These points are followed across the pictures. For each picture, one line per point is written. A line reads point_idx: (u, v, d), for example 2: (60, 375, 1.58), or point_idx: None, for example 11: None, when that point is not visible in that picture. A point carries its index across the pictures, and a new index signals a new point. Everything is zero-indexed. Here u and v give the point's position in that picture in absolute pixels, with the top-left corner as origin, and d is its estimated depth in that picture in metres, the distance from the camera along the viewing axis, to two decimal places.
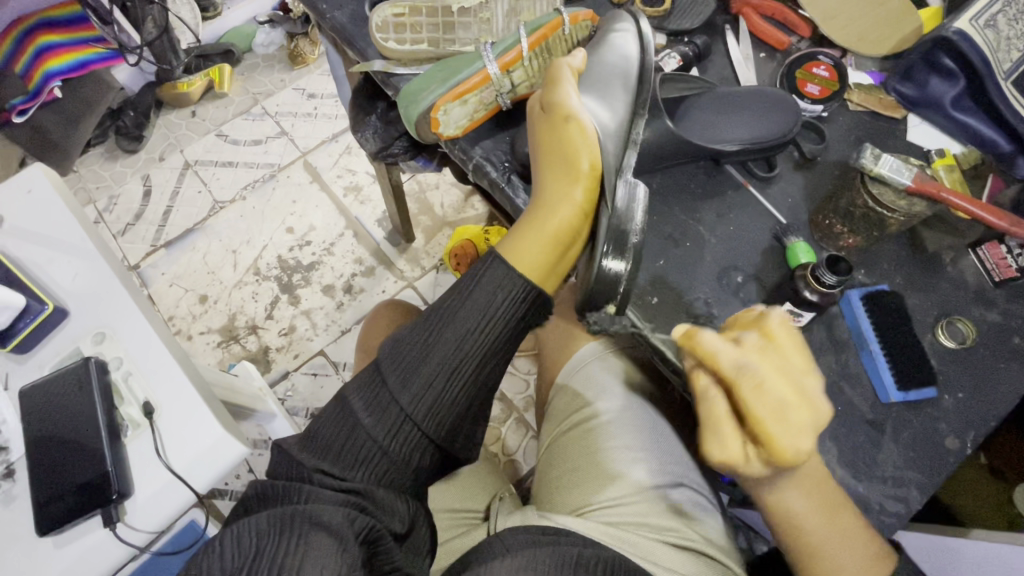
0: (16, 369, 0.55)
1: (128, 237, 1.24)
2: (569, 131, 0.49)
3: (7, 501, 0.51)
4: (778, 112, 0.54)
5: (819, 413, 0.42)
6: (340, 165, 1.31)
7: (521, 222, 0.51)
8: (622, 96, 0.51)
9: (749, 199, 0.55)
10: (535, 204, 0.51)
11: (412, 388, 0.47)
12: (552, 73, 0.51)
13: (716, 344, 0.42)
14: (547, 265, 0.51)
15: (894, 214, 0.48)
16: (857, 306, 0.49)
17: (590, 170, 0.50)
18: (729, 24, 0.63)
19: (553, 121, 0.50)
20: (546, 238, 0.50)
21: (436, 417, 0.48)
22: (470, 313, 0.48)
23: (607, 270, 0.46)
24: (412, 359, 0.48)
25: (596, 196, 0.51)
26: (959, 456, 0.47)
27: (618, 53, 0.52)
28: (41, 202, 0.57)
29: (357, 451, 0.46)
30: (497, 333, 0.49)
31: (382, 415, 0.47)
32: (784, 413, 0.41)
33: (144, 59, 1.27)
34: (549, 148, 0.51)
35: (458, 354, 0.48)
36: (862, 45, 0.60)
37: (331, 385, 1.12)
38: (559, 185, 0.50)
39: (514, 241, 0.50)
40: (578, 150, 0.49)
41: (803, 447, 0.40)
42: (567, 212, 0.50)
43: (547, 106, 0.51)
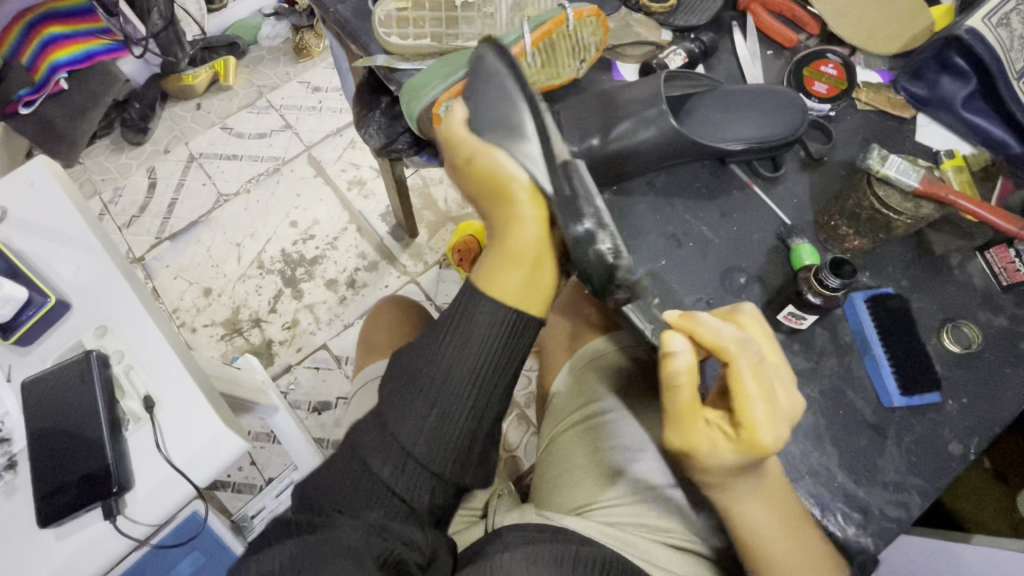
0: (18, 362, 0.55)
1: (133, 229, 1.25)
2: (488, 148, 0.46)
3: (10, 492, 0.51)
4: (784, 112, 0.53)
5: (794, 410, 0.42)
6: (344, 159, 1.31)
7: (486, 254, 0.48)
8: (519, 85, 0.46)
9: (754, 198, 0.54)
10: (493, 233, 0.48)
11: (409, 421, 0.44)
12: (446, 130, 0.49)
13: (719, 330, 0.42)
14: (529, 283, 0.46)
15: (901, 216, 0.47)
16: (861, 308, 0.49)
17: (520, 179, 0.45)
18: (737, 21, 0.62)
19: (468, 149, 0.47)
20: (510, 262, 0.46)
21: (446, 448, 0.44)
22: (460, 335, 0.45)
23: (602, 254, 0.43)
24: (402, 389, 0.45)
25: (542, 197, 0.46)
26: (962, 462, 0.46)
27: (489, 58, 0.48)
28: (44, 194, 0.57)
29: (363, 492, 0.43)
30: (496, 351, 0.45)
31: (385, 453, 0.44)
32: (774, 399, 0.41)
33: (150, 51, 1.28)
34: (481, 179, 0.48)
35: (456, 379, 0.44)
36: (873, 43, 0.59)
37: (334, 379, 1.13)
38: (505, 209, 0.47)
39: (483, 273, 0.47)
40: (505, 174, 0.45)
41: (781, 436, 0.41)
42: (525, 227, 0.46)
43: (459, 155, 0.48)
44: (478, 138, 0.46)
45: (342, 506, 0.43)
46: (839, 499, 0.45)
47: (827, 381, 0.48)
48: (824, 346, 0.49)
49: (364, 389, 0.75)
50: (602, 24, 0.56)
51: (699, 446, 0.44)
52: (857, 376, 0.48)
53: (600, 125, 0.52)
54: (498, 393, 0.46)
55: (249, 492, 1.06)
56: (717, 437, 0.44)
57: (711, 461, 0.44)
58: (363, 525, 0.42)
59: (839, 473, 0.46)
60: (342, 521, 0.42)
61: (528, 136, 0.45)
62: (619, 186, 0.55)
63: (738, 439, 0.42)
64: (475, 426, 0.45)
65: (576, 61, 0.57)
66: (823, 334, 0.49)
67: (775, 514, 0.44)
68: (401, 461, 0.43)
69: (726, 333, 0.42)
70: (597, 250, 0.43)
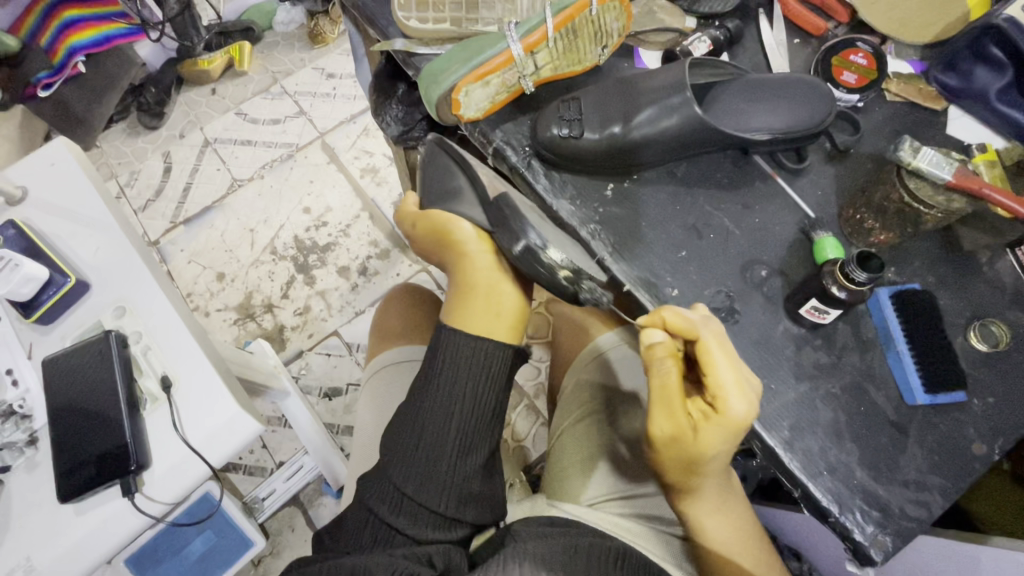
0: (39, 340, 0.56)
1: (148, 213, 1.26)
2: (433, 220, 0.57)
3: (31, 467, 0.52)
4: (811, 102, 0.52)
5: (757, 385, 0.44)
6: (357, 146, 1.30)
7: (451, 296, 0.58)
8: (452, 162, 0.58)
9: (777, 190, 0.53)
10: (453, 281, 0.58)
11: (417, 444, 0.53)
12: (404, 214, 0.63)
13: (686, 314, 0.44)
14: (484, 309, 0.55)
15: (931, 210, 0.47)
16: (886, 305, 0.48)
17: (463, 232, 0.56)
18: (764, 8, 0.61)
19: (422, 231, 0.60)
20: (468, 296, 0.55)
21: (447, 463, 0.53)
22: (447, 379, 0.53)
23: (549, 259, 0.48)
24: (405, 421, 0.54)
25: (483, 239, 0.56)
26: (985, 462, 0.46)
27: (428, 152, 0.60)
28: (64, 175, 0.58)
29: (392, 501, 0.53)
30: (482, 384, 0.54)
31: (402, 471, 0.53)
32: (739, 371, 0.43)
33: (166, 35, 1.30)
34: (436, 248, 0.59)
35: (447, 411, 0.53)
36: (905, 32, 0.58)
37: (345, 365, 1.13)
38: (459, 261, 0.57)
39: (450, 312, 0.56)
40: (447, 225, 0.56)
41: (753, 409, 0.43)
42: (475, 266, 0.56)
43: (417, 225, 0.60)
44: (425, 219, 0.58)
45: (386, 512, 0.52)
46: (859, 497, 0.44)
47: (849, 377, 0.47)
48: (846, 341, 0.48)
49: (376, 376, 0.75)
50: (625, 9, 0.54)
51: (681, 430, 0.45)
52: (880, 373, 0.47)
53: (622, 112, 0.51)
54: (483, 418, 0.54)
55: (261, 475, 1.08)
56: (698, 423, 0.45)
57: (696, 449, 0.45)
58: (400, 525, 0.52)
59: (859, 470, 0.45)
60: (390, 522, 0.52)
61: (464, 197, 0.56)
62: (640, 175, 0.54)
63: (716, 420, 0.43)
64: (467, 445, 0.54)
65: (598, 46, 0.56)
66: (846, 330, 0.48)
67: (718, 510, 0.52)
68: (423, 481, 0.52)
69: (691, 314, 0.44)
70: (542, 262, 0.48)
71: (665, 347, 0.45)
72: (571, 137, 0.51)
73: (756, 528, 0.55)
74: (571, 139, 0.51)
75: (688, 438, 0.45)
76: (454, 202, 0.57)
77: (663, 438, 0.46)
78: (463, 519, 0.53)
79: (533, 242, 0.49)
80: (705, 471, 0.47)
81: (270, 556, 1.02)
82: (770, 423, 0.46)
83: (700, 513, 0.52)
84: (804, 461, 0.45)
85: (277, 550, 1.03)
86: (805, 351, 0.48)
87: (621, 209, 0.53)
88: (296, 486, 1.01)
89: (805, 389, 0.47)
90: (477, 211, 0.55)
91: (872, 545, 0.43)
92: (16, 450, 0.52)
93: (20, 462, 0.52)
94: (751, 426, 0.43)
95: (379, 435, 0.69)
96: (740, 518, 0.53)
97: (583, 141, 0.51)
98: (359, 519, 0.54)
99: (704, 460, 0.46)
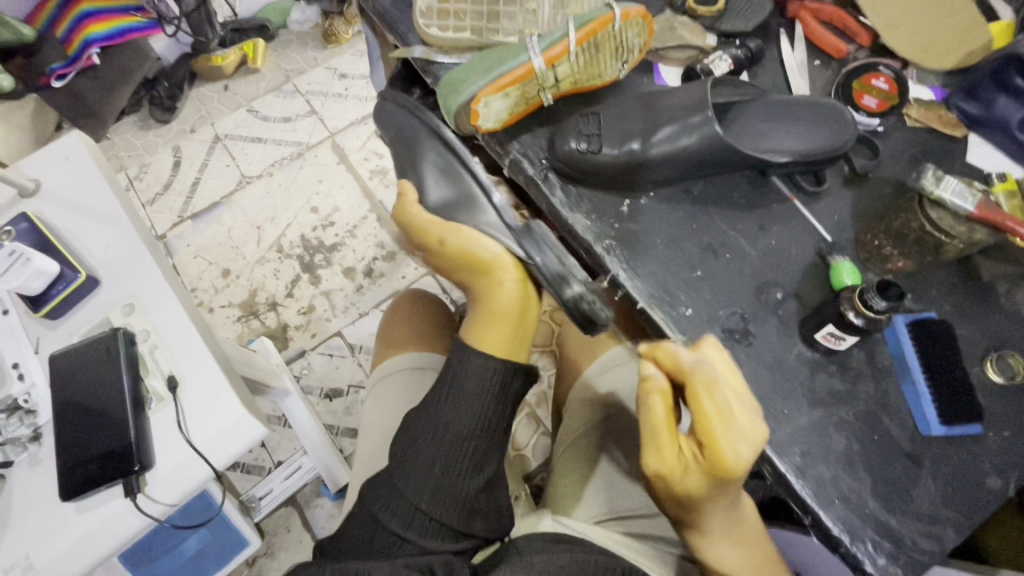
0: (46, 335, 0.55)
1: (156, 206, 1.26)
2: (457, 239, 0.55)
3: (34, 463, 0.52)
4: (831, 125, 0.51)
5: (757, 433, 0.42)
6: (367, 147, 1.30)
7: (473, 317, 0.57)
8: (461, 163, 0.58)
9: (794, 213, 0.53)
10: (477, 301, 0.57)
11: (431, 456, 0.53)
12: (409, 218, 0.59)
13: (678, 353, 0.44)
14: (512, 335, 0.56)
15: (952, 240, 0.46)
16: (903, 333, 0.48)
17: (495, 256, 0.55)
18: (785, 28, 0.61)
19: (441, 246, 0.56)
20: (494, 320, 0.56)
21: (457, 474, 0.53)
22: (454, 392, 0.54)
23: (574, 295, 0.50)
24: (412, 432, 0.55)
25: (513, 265, 0.55)
26: (999, 496, 0.45)
27: (410, 127, 0.61)
28: (78, 168, 0.58)
29: (404, 515, 0.52)
30: (484, 400, 0.54)
31: (418, 484, 0.52)
32: (730, 417, 0.42)
33: (181, 30, 1.28)
34: (458, 268, 0.57)
35: (453, 425, 0.53)
36: (926, 57, 0.58)
37: (347, 366, 1.13)
38: (487, 283, 0.56)
39: (472, 332, 0.56)
40: (474, 248, 0.55)
41: (745, 456, 0.41)
42: (505, 291, 0.55)
43: (433, 237, 0.57)
44: (450, 235, 0.55)
45: (389, 522, 0.52)
46: (870, 527, 0.44)
47: (862, 406, 0.47)
48: (861, 368, 0.48)
49: (383, 380, 0.75)
50: (647, 26, 0.53)
51: (673, 467, 0.45)
52: (894, 402, 0.47)
53: (641, 129, 0.51)
54: (495, 433, 0.54)
55: (258, 474, 1.07)
56: (689, 462, 0.44)
57: (685, 487, 0.45)
58: (411, 537, 0.51)
59: (871, 500, 0.45)
60: (393, 531, 0.51)
61: (486, 207, 0.56)
62: (657, 192, 0.53)
63: (704, 461, 0.43)
64: (480, 459, 0.54)
65: (618, 61, 0.56)
66: (861, 356, 0.48)
67: (727, 539, 0.50)
68: (430, 493, 0.52)
69: (685, 355, 0.44)
70: (567, 296, 0.51)
71: (658, 383, 0.45)
72: (590, 151, 0.51)
73: (773, 556, 0.53)
74: (589, 154, 0.51)
75: (679, 473, 0.45)
76: (477, 217, 0.56)
77: (654, 475, 0.46)
78: (472, 531, 0.53)
79: (542, 262, 0.52)
80: (699, 504, 0.46)
81: (264, 556, 1.02)
82: (781, 448, 0.45)
83: (708, 545, 0.50)
84: (815, 489, 0.44)
85: (271, 551, 1.02)
86: (819, 377, 0.48)
87: (636, 226, 0.52)
88: (293, 487, 1.00)
89: (818, 415, 0.47)
90: (504, 233, 0.55)
91: None
92: (19, 446, 0.52)
93: (23, 458, 0.52)
94: (741, 473, 0.42)
95: (383, 440, 0.69)
96: (751, 537, 0.51)
97: (601, 155, 0.51)
98: (365, 528, 0.53)
99: (695, 497, 0.45)
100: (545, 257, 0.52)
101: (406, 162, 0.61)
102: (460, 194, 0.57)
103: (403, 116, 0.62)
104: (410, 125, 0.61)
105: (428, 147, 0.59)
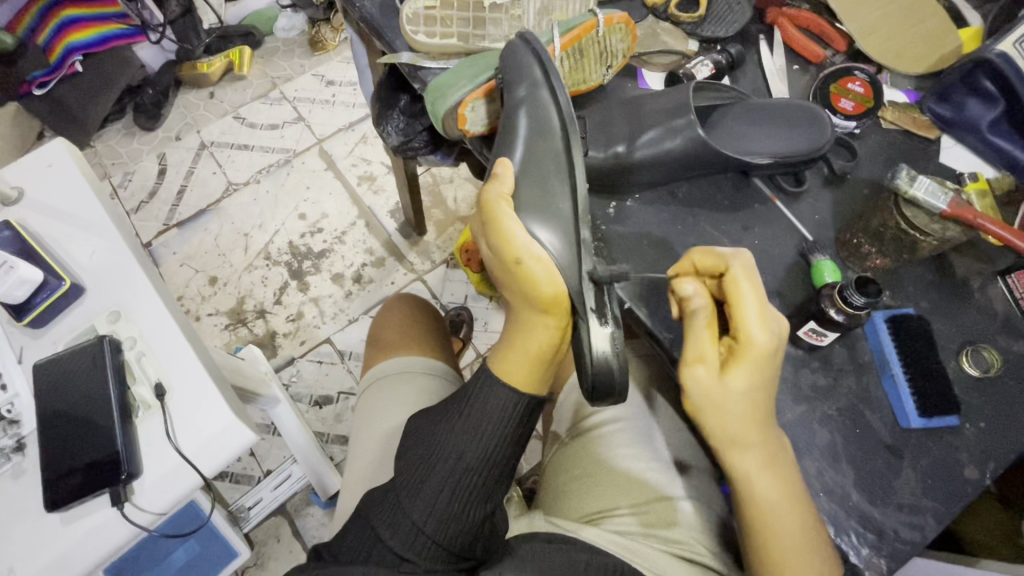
0: (30, 344, 0.55)
1: (141, 214, 1.25)
2: (532, 272, 0.46)
3: (17, 474, 0.51)
4: (808, 126, 0.53)
5: (781, 329, 0.43)
6: (355, 154, 1.30)
7: (507, 341, 0.53)
8: (551, 147, 0.48)
9: (776, 213, 0.54)
10: (518, 327, 0.52)
11: (439, 479, 0.51)
12: (490, 205, 0.48)
13: (716, 254, 0.45)
14: (539, 376, 0.52)
15: (927, 237, 0.48)
16: (882, 331, 0.49)
17: (559, 298, 0.47)
18: (764, 34, 0.63)
19: (514, 271, 0.47)
20: (532, 361, 0.51)
21: (467, 500, 0.52)
22: (473, 418, 0.52)
23: (600, 358, 0.47)
24: (422, 453, 0.53)
25: (569, 310, 0.49)
26: (977, 486, 0.46)
27: (539, 113, 0.49)
28: (62, 177, 0.57)
29: (404, 535, 0.50)
30: (498, 429, 0.52)
31: (422, 504, 0.51)
32: (763, 308, 0.43)
33: (167, 37, 1.33)
34: (518, 291, 0.50)
35: (463, 449, 0.52)
36: (902, 62, 0.60)
37: (336, 373, 1.12)
38: (534, 314, 0.50)
39: (501, 362, 0.53)
40: (542, 286, 0.46)
41: (775, 338, 0.42)
42: (551, 336, 0.50)
43: (497, 244, 0.48)
44: (528, 263, 0.46)
45: (387, 540, 0.50)
46: (854, 519, 0.45)
47: (845, 400, 0.48)
48: (842, 363, 0.49)
49: (373, 386, 0.75)
50: (631, 31, 0.55)
51: (709, 360, 0.44)
52: (875, 397, 0.48)
53: (627, 132, 0.52)
54: (506, 460, 0.54)
55: (248, 484, 1.06)
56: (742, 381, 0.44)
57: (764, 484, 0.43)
58: (410, 555, 0.50)
59: (854, 493, 0.46)
60: (392, 550, 0.50)
61: (564, 236, 0.47)
62: (641, 195, 0.55)
63: (739, 353, 0.42)
64: (489, 486, 0.53)
65: (603, 66, 0.57)
66: (842, 352, 0.49)
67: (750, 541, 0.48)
68: (432, 513, 0.51)
69: (718, 251, 0.45)
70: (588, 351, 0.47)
71: (699, 294, 0.44)
72: None
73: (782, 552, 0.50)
74: None
75: (707, 371, 0.43)
76: (554, 236, 0.48)
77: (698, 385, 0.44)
78: (470, 554, 0.52)
79: (597, 330, 0.46)
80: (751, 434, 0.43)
81: (254, 567, 1.00)
82: None
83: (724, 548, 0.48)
84: (801, 483, 0.45)
85: (261, 561, 1.01)
86: (802, 373, 0.49)
87: (622, 228, 0.53)
88: (283, 496, 1.00)
89: (802, 411, 0.48)
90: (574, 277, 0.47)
91: (867, 567, 0.44)
92: (3, 456, 0.51)
93: (7, 469, 0.51)
94: (773, 362, 0.43)
95: (375, 448, 0.68)
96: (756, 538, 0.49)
97: (587, 158, 0.52)
98: (361, 544, 0.51)
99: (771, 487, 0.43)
100: (603, 327, 0.47)
101: (516, 139, 0.50)
102: (551, 209, 0.48)
103: (531, 93, 0.49)
104: (544, 109, 0.49)
105: (545, 146, 0.49)
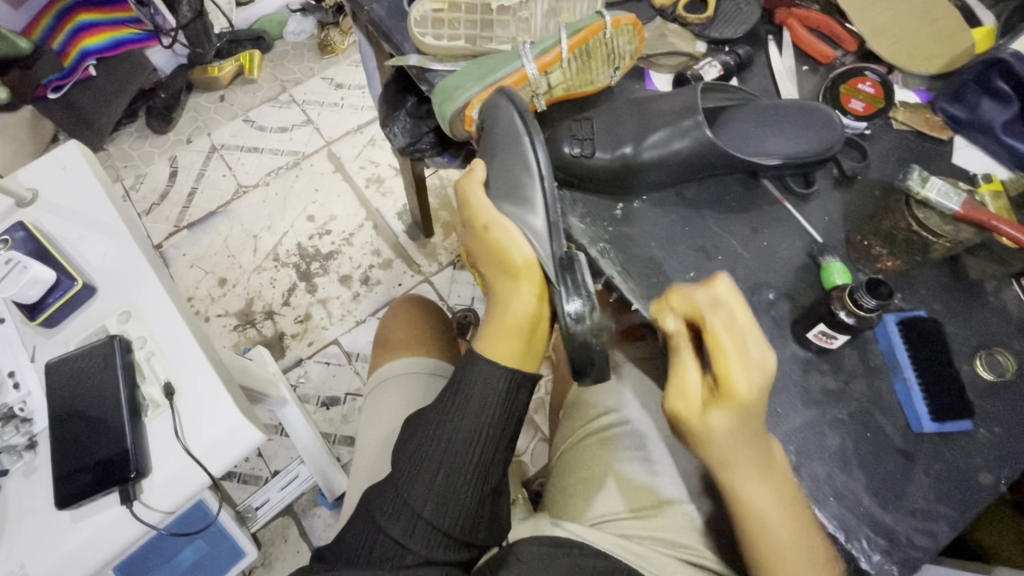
0: (43, 343, 0.55)
1: (152, 216, 1.26)
2: (498, 240, 0.51)
3: (30, 472, 0.51)
4: (817, 127, 0.52)
5: (767, 361, 0.41)
6: (363, 156, 1.31)
7: (487, 324, 0.54)
8: (515, 126, 0.50)
9: (786, 215, 0.54)
10: (495, 306, 0.54)
11: (435, 465, 0.51)
12: (464, 197, 0.54)
13: (691, 294, 0.43)
14: (524, 350, 0.53)
15: (939, 239, 0.48)
16: (894, 332, 0.48)
17: (527, 262, 0.50)
18: (773, 35, 0.62)
19: (483, 243, 0.52)
20: (507, 332, 0.52)
21: (465, 487, 0.51)
22: (470, 406, 0.51)
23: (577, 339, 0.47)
24: (416, 441, 0.52)
25: (541, 275, 0.52)
26: (992, 492, 0.45)
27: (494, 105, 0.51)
28: (76, 178, 0.58)
29: (405, 523, 0.50)
30: (494, 414, 0.52)
31: (421, 493, 0.50)
32: (744, 349, 0.40)
33: (178, 41, 1.32)
34: (492, 269, 0.53)
35: (460, 436, 0.51)
36: (914, 63, 0.59)
37: (344, 374, 1.13)
38: (507, 286, 0.53)
39: (485, 343, 0.53)
40: (509, 252, 0.50)
41: (757, 386, 0.40)
42: (524, 303, 0.52)
43: (472, 227, 0.53)
44: (493, 232, 0.51)
45: (390, 531, 0.50)
46: (866, 524, 0.44)
47: (856, 404, 0.47)
48: (854, 366, 0.48)
49: (382, 386, 0.75)
50: (638, 33, 0.55)
51: (691, 398, 0.43)
52: (887, 401, 0.48)
53: (635, 133, 0.52)
54: (500, 445, 0.53)
55: (256, 483, 1.07)
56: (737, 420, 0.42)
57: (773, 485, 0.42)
58: (412, 546, 0.50)
59: (866, 498, 0.45)
60: (394, 540, 0.50)
61: (537, 209, 0.49)
62: (650, 196, 0.54)
63: (720, 397, 0.41)
64: (487, 471, 0.52)
65: (611, 68, 0.56)
66: (853, 354, 0.49)
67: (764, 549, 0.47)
68: (432, 502, 0.50)
69: (699, 296, 0.43)
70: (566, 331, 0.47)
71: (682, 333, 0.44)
72: (583, 156, 0.51)
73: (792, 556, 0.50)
74: (583, 158, 0.52)
75: (689, 409, 0.42)
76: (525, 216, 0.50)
77: (697, 431, 0.43)
78: (473, 542, 0.52)
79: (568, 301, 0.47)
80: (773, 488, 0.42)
81: (261, 567, 1.01)
82: None
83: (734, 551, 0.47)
84: (811, 487, 0.45)
85: (268, 561, 1.01)
86: (812, 375, 0.48)
87: (629, 229, 0.53)
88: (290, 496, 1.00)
89: (812, 415, 0.47)
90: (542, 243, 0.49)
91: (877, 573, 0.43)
92: (15, 454, 0.51)
93: (19, 467, 0.51)
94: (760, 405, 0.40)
95: (384, 448, 0.68)
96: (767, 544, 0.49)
97: (594, 159, 0.51)
98: (366, 536, 0.51)
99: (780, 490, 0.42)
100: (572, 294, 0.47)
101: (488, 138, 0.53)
102: (520, 192, 0.49)
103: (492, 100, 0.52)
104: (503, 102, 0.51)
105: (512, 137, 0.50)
